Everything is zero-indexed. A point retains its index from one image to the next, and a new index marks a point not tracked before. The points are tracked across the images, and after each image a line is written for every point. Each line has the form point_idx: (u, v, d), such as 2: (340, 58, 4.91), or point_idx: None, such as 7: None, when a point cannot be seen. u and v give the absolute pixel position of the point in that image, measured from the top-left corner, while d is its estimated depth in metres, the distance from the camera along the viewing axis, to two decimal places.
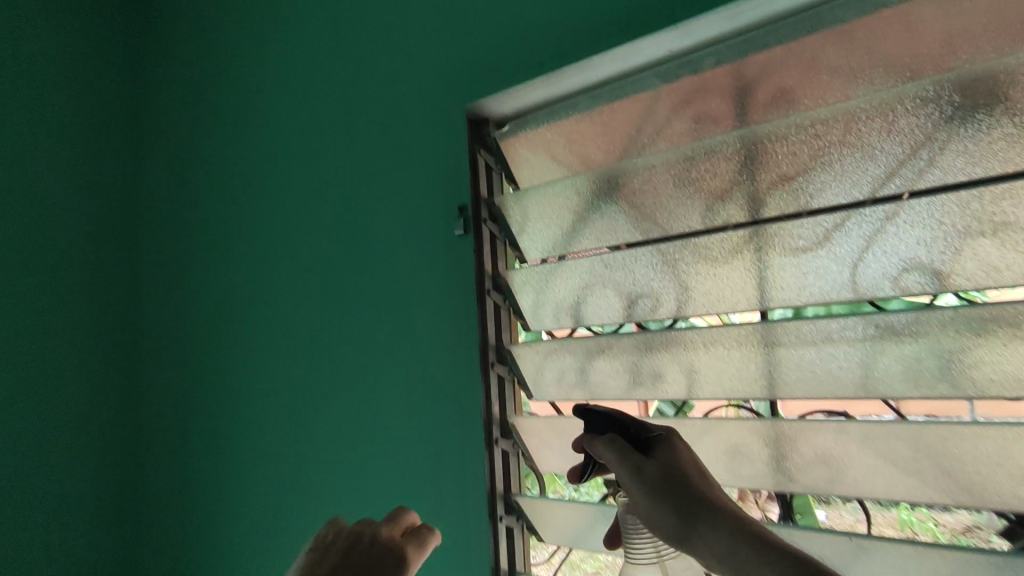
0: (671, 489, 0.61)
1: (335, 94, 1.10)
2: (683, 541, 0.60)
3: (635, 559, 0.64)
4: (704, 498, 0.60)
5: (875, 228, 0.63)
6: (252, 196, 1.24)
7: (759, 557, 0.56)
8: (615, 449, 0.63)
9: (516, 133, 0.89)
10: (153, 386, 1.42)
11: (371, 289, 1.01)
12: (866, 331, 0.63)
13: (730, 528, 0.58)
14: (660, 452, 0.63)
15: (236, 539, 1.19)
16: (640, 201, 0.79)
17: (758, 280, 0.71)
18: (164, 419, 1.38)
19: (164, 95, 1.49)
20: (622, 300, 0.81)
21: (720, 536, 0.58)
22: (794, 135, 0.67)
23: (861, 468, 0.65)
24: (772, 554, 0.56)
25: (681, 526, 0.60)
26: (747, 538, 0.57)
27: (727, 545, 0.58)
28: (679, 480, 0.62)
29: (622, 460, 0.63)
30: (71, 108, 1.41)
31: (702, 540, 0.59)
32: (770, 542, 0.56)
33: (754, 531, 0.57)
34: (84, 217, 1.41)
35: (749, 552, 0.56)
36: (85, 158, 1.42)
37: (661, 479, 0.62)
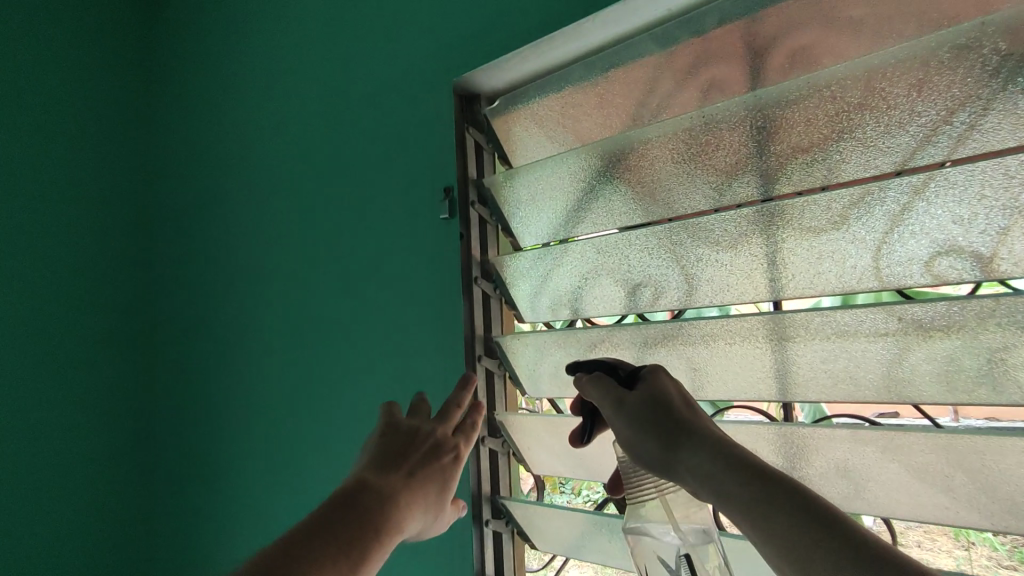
0: (650, 417, 0.53)
1: (326, 75, 1.05)
2: (663, 472, 0.52)
3: (632, 498, 0.56)
4: (689, 427, 0.52)
5: (903, 203, 0.54)
6: (253, 180, 1.20)
7: (743, 486, 0.47)
8: (594, 380, 0.57)
9: (504, 108, 0.82)
10: (164, 382, 1.40)
11: (361, 277, 0.96)
12: (887, 324, 0.54)
13: (712, 456, 0.50)
14: (645, 381, 0.56)
15: (239, 533, 1.15)
16: (638, 181, 0.71)
17: (769, 267, 0.62)
18: (173, 416, 1.36)
19: (173, 87, 1.47)
20: (622, 289, 0.73)
21: (701, 466, 0.50)
22: (808, 98, 0.58)
23: (885, 482, 0.57)
24: (758, 484, 0.47)
25: (661, 456, 0.52)
26: (729, 468, 0.49)
27: (709, 476, 0.49)
28: (662, 409, 0.54)
29: (602, 391, 0.56)
30: (77, 101, 1.39)
31: (683, 471, 0.51)
32: (757, 470, 0.48)
33: (741, 460, 0.49)
34: (94, 210, 1.39)
35: (730, 480, 0.48)
36: (91, 150, 1.40)
37: (645, 408, 0.54)
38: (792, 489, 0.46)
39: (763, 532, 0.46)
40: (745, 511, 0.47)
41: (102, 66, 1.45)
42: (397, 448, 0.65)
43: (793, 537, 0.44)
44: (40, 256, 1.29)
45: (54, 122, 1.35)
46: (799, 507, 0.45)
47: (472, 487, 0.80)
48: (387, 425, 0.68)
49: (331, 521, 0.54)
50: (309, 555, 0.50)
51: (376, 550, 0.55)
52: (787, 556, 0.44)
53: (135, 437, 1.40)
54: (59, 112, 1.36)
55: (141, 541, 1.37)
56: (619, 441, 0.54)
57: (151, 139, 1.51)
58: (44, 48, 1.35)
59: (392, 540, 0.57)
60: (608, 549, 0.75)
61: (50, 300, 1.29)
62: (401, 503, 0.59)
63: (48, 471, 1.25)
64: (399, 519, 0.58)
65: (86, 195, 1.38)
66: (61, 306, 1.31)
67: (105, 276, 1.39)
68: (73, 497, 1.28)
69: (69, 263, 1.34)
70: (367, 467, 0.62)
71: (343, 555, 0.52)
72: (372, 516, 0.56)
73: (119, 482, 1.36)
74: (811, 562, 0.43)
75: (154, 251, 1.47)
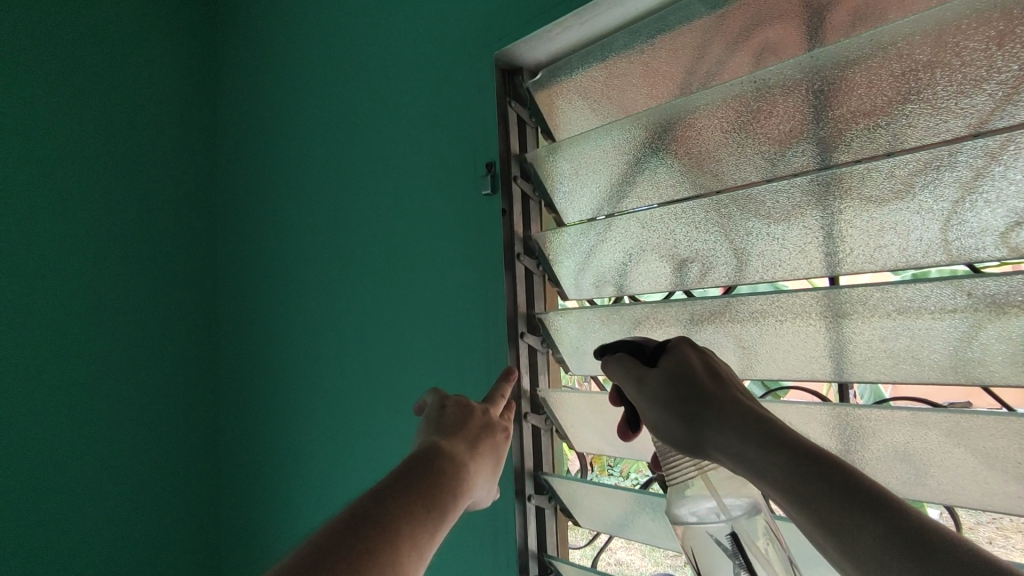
0: (675, 395, 0.52)
1: (371, 56, 1.06)
2: (693, 451, 0.51)
3: (672, 480, 0.54)
4: (714, 402, 0.50)
5: (977, 167, 0.49)
6: (305, 158, 1.24)
7: (776, 465, 0.45)
8: (617, 360, 0.56)
9: (548, 81, 0.81)
10: (229, 359, 1.48)
11: (406, 253, 0.98)
12: (956, 299, 0.50)
13: (740, 434, 0.48)
14: (667, 357, 0.54)
15: (296, 497, 1.21)
16: (683, 151, 0.68)
17: (824, 240, 0.59)
18: (240, 391, 1.44)
19: (232, 76, 1.52)
20: (669, 265, 0.71)
21: (731, 444, 0.48)
22: (872, 57, 0.54)
23: (948, 467, 0.54)
24: (789, 463, 0.45)
25: (689, 435, 0.51)
26: (762, 445, 0.46)
27: (740, 455, 0.48)
28: (686, 385, 0.52)
29: (623, 373, 0.56)
30: (145, 94, 1.47)
31: (714, 449, 0.50)
32: (789, 447, 0.45)
33: (770, 436, 0.46)
34: (164, 198, 1.48)
35: (763, 458, 0.46)
36: (159, 141, 1.48)
37: (668, 386, 0.52)
38: (830, 467, 0.43)
39: (802, 510, 0.44)
40: (782, 490, 0.45)
41: (167, 59, 1.52)
42: (458, 420, 0.66)
43: (831, 519, 0.42)
44: (114, 243, 1.38)
45: (125, 116, 1.43)
46: (838, 487, 0.42)
47: (515, 462, 0.81)
48: (445, 399, 0.69)
49: (407, 481, 0.55)
50: (389, 508, 0.51)
51: (450, 510, 0.56)
52: (827, 534, 0.42)
53: (202, 404, 1.49)
54: (129, 106, 1.44)
55: (212, 502, 1.48)
56: (648, 423, 0.53)
57: (214, 124, 1.58)
58: (114, 44, 1.43)
59: (463, 501, 0.59)
60: (652, 528, 0.74)
61: (124, 283, 1.39)
62: (470, 469, 0.61)
63: (126, 438, 1.36)
64: (468, 485, 0.60)
65: (154, 184, 1.46)
66: (135, 289, 1.40)
67: (176, 260, 1.48)
68: (148, 457, 1.39)
69: (141, 249, 1.42)
70: (434, 435, 0.63)
71: (427, 511, 0.53)
72: (445, 480, 0.57)
73: (191, 452, 1.46)
74: (851, 545, 0.41)
75: (217, 231, 1.55)
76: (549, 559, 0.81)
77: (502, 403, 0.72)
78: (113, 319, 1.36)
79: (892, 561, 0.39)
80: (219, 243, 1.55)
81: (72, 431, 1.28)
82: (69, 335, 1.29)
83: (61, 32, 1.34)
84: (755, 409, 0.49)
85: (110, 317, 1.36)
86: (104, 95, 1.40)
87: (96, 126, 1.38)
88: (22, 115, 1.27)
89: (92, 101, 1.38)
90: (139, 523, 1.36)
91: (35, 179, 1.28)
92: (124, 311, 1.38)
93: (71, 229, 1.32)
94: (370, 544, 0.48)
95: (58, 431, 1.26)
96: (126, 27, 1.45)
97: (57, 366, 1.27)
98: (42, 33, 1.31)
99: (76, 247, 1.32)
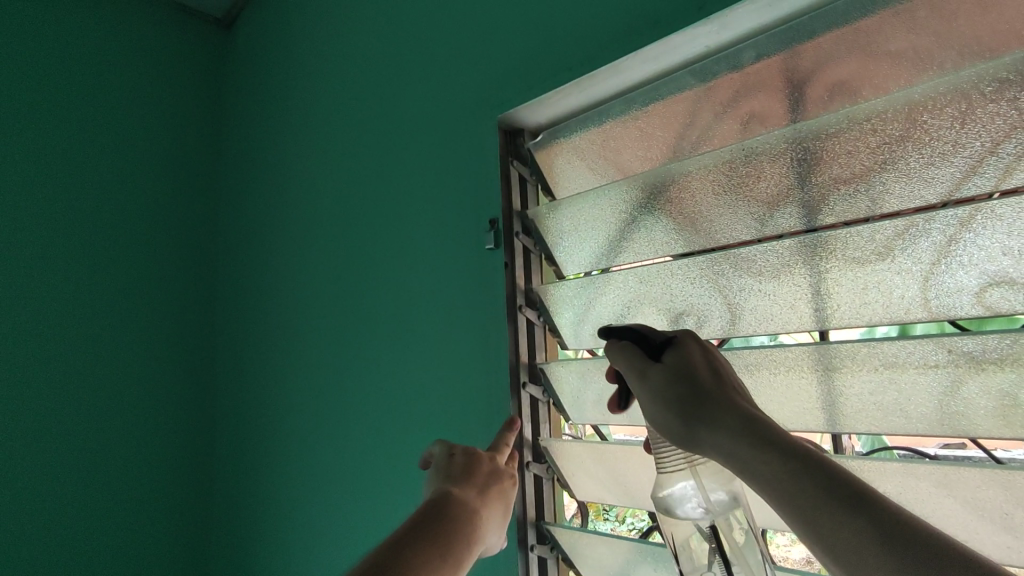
0: (673, 391, 0.53)
1: (375, 118, 1.12)
2: (686, 444, 0.52)
3: (663, 466, 0.55)
4: (712, 400, 0.51)
5: (949, 234, 0.53)
6: (307, 207, 1.29)
7: (767, 463, 0.46)
8: (621, 348, 0.57)
9: (549, 143, 0.86)
10: (224, 409, 1.54)
11: (406, 302, 1.00)
12: (938, 356, 0.53)
13: (732, 433, 0.49)
14: (669, 352, 0.55)
15: (288, 538, 1.22)
16: (678, 212, 0.72)
17: (812, 297, 0.62)
18: (231, 442, 1.48)
19: (238, 142, 1.64)
20: (664, 317, 0.74)
21: (723, 442, 0.49)
22: (848, 130, 0.58)
23: (941, 518, 0.55)
24: (778, 461, 0.46)
25: (682, 430, 0.52)
26: (754, 444, 0.47)
27: (730, 453, 0.49)
28: (685, 381, 0.53)
29: (626, 362, 0.57)
30: (151, 164, 1.61)
31: (705, 445, 0.51)
32: (783, 446, 0.47)
33: (761, 435, 0.48)
34: (164, 258, 1.58)
35: (755, 456, 0.47)
36: (161, 205, 1.60)
37: (668, 381, 0.54)
38: (821, 467, 0.45)
39: (789, 507, 0.45)
40: (770, 486, 0.46)
41: (176, 120, 1.68)
42: (467, 467, 0.68)
43: (815, 514, 0.44)
44: (113, 301, 1.48)
45: (128, 184, 1.56)
46: (826, 487, 0.44)
47: (518, 511, 0.82)
48: (453, 448, 0.70)
49: (422, 529, 0.57)
50: (405, 557, 0.54)
51: (464, 559, 0.58)
52: (813, 531, 0.44)
53: (201, 438, 1.57)
54: (132, 175, 1.57)
55: (202, 534, 1.53)
56: (645, 414, 0.55)
57: (224, 175, 1.70)
58: (120, 121, 1.58)
59: (477, 548, 0.61)
60: None
61: (119, 339, 1.48)
62: (481, 517, 0.64)
63: (123, 467, 1.44)
64: (479, 531, 0.62)
65: (154, 245, 1.57)
66: (129, 344, 1.49)
67: (173, 315, 1.58)
68: (144, 488, 1.46)
69: (143, 290, 1.53)
70: (446, 483, 0.65)
71: (441, 558, 0.56)
72: (458, 526, 0.59)
73: (182, 500, 1.51)
74: (835, 541, 0.43)
75: (223, 274, 1.62)
76: None
77: (506, 452, 0.73)
78: (108, 373, 1.45)
79: (871, 555, 0.41)
80: (224, 285, 1.61)
81: (63, 482, 1.35)
82: (63, 389, 1.38)
83: (71, 113, 1.50)
84: (751, 411, 0.50)
85: (104, 371, 1.44)
86: (108, 165, 1.53)
87: (98, 195, 1.50)
88: (43, 171, 1.44)
89: (97, 173, 1.51)
90: (129, 553, 1.41)
91: (37, 246, 1.40)
92: (119, 364, 1.47)
93: (73, 290, 1.43)
94: None
95: (55, 458, 1.35)
96: (132, 104, 1.61)
97: (49, 420, 1.35)
98: (52, 115, 1.47)
99: (74, 306, 1.43)
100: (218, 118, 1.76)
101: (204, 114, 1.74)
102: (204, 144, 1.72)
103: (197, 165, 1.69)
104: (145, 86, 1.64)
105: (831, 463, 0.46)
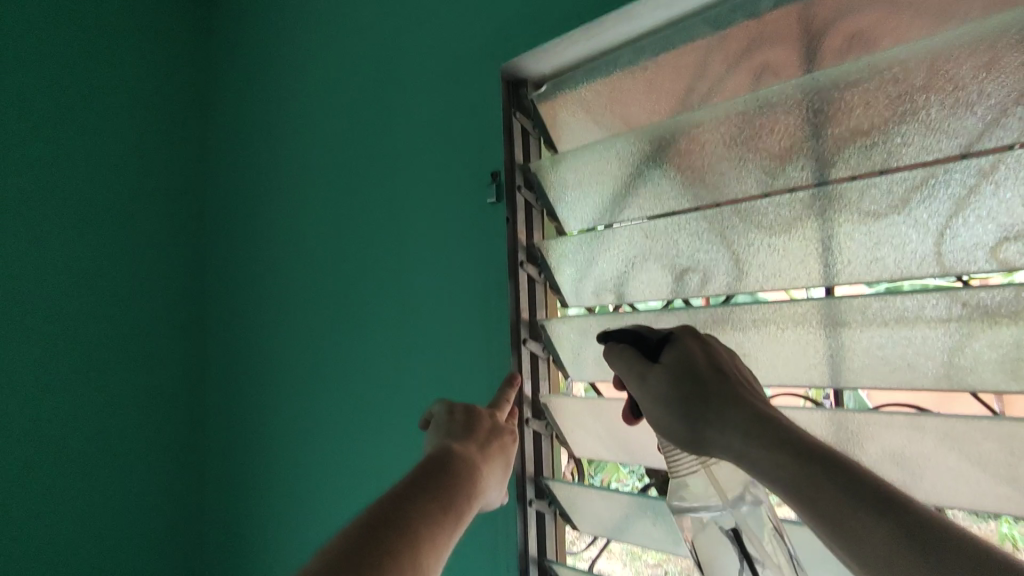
0: (676, 393, 0.52)
1: (372, 72, 1.08)
2: (695, 448, 0.51)
3: (675, 472, 0.55)
4: (718, 400, 0.50)
5: (969, 185, 0.52)
6: (304, 155, 1.24)
7: (782, 466, 0.45)
8: (620, 352, 0.57)
9: (553, 93, 0.83)
10: (216, 378, 1.48)
11: (405, 258, 0.99)
12: (950, 309, 0.53)
13: (742, 434, 0.48)
14: (669, 351, 0.54)
15: (291, 491, 1.21)
16: (686, 165, 0.70)
17: (822, 252, 0.61)
18: (226, 410, 1.44)
19: (227, 95, 1.56)
20: (668, 275, 0.73)
21: (734, 443, 0.48)
22: (870, 80, 0.57)
23: (942, 470, 0.56)
24: (793, 463, 0.45)
25: (690, 433, 0.51)
26: (767, 445, 0.46)
27: (741, 454, 0.48)
28: (688, 379, 0.52)
29: (625, 365, 0.56)
30: (137, 108, 1.49)
31: (716, 447, 0.50)
32: (796, 446, 0.46)
33: (771, 434, 0.47)
34: (153, 212, 1.49)
35: (768, 458, 0.46)
36: (148, 161, 1.49)
37: (670, 382, 0.52)
38: (838, 468, 0.44)
39: (807, 510, 0.44)
40: (786, 489, 0.45)
41: (159, 55, 1.55)
42: (467, 424, 0.68)
43: (838, 519, 0.42)
44: (101, 262, 1.38)
45: (113, 135, 1.43)
46: (846, 489, 0.42)
47: (517, 467, 0.82)
48: (452, 407, 0.70)
49: (423, 484, 0.56)
50: (407, 511, 0.52)
51: (465, 513, 0.57)
52: (835, 536, 0.42)
53: (195, 394, 1.51)
54: (116, 125, 1.44)
55: (198, 492, 1.49)
56: (650, 419, 0.54)
57: (212, 118, 1.59)
58: (101, 53, 1.44)
59: (478, 502, 0.60)
60: (652, 532, 0.75)
61: (108, 295, 1.39)
62: (483, 471, 0.63)
63: (116, 425, 1.37)
64: (481, 485, 0.61)
65: (142, 204, 1.47)
66: (119, 308, 1.40)
67: (163, 279, 1.49)
68: (137, 446, 1.40)
69: (131, 241, 1.44)
70: (448, 439, 0.65)
71: (443, 516, 0.54)
72: (460, 482, 0.59)
73: (176, 473, 1.46)
74: (858, 545, 0.41)
75: (216, 223, 1.53)
76: (549, 563, 0.82)
77: (507, 409, 0.73)
78: (96, 338, 1.36)
79: (900, 560, 0.39)
80: (217, 235, 1.52)
81: (52, 454, 1.26)
82: (47, 355, 1.28)
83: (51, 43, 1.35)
84: (761, 409, 0.49)
85: (92, 333, 1.35)
86: (92, 102, 1.40)
87: (81, 135, 1.38)
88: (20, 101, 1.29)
89: (79, 111, 1.38)
90: (123, 513, 1.36)
91: (12, 196, 1.26)
92: (108, 330, 1.38)
93: (57, 249, 1.32)
94: (391, 541, 0.48)
95: (45, 415, 1.26)
96: (112, 45, 1.46)
97: (32, 389, 1.25)
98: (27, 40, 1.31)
99: (60, 259, 1.32)
100: (205, 54, 1.64)
101: (189, 62, 1.61)
102: (194, 88, 1.61)
103: (185, 107, 1.58)
104: (125, 17, 1.49)
105: (848, 463, 0.44)
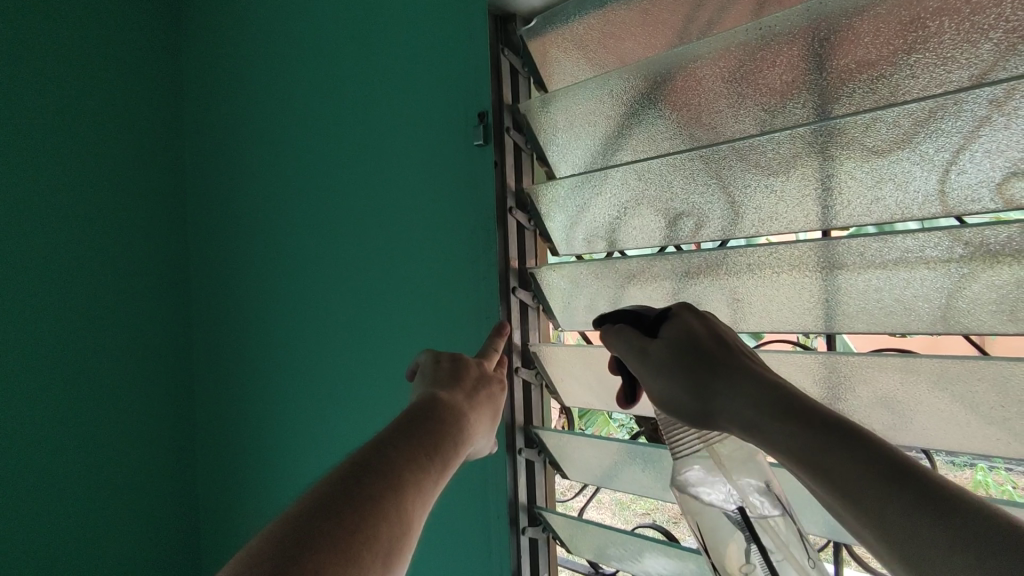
0: (680, 366, 0.51)
1: (354, 9, 1.01)
2: (703, 423, 0.50)
3: (678, 453, 0.53)
4: (725, 370, 0.49)
5: (979, 117, 0.50)
6: (284, 98, 1.18)
7: (795, 434, 0.43)
8: (618, 330, 0.55)
9: (544, 30, 0.77)
10: (202, 335, 1.46)
11: (390, 205, 0.95)
12: (952, 250, 0.51)
13: (753, 403, 0.46)
14: (668, 326, 0.53)
15: (279, 444, 1.20)
16: (684, 105, 0.66)
17: (820, 193, 0.59)
18: (213, 368, 1.42)
19: (202, 32, 1.46)
20: (662, 220, 0.71)
21: (745, 412, 0.47)
22: (881, 5, 0.53)
23: (930, 413, 0.56)
24: (808, 431, 0.43)
25: (697, 406, 0.50)
26: (778, 413, 0.45)
27: (751, 424, 0.46)
28: (690, 352, 0.51)
29: (625, 345, 0.55)
30: (106, 45, 1.39)
31: (725, 419, 0.48)
32: (808, 414, 0.44)
33: (784, 404, 0.45)
34: (129, 158, 1.42)
35: (779, 426, 0.44)
36: (119, 106, 1.41)
37: (672, 357, 0.51)
38: (853, 435, 0.42)
39: (823, 480, 0.42)
40: (799, 459, 0.43)
41: None
42: (454, 371, 0.67)
43: (857, 489, 0.40)
44: (74, 212, 1.32)
45: (79, 78, 1.34)
46: (861, 456, 0.40)
47: (507, 417, 0.81)
48: (440, 355, 0.69)
49: (409, 432, 0.55)
50: (390, 457, 0.51)
51: (451, 461, 0.56)
52: (853, 504, 0.40)
53: (182, 346, 1.50)
54: (82, 68, 1.34)
55: (190, 442, 1.50)
56: (653, 397, 0.52)
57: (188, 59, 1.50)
58: None
59: (464, 450, 0.59)
60: (640, 479, 0.75)
61: (84, 246, 1.33)
62: (470, 417, 0.62)
63: (100, 378, 1.35)
64: (468, 433, 0.60)
65: (115, 153, 1.40)
66: (95, 266, 1.35)
67: (143, 229, 1.44)
68: (123, 400, 1.38)
69: (107, 189, 1.38)
70: (435, 387, 0.63)
71: (428, 463, 0.53)
72: (446, 428, 0.58)
73: (164, 430, 1.45)
74: (878, 514, 0.39)
75: (195, 171, 1.48)
76: (538, 510, 0.82)
77: (495, 358, 0.72)
78: (73, 294, 1.31)
79: (924, 528, 0.36)
80: (197, 185, 1.48)
81: (31, 417, 1.24)
82: (20, 312, 1.24)
83: None
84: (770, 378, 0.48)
85: (70, 285, 1.31)
86: (58, 39, 1.31)
87: (46, 75, 1.29)
88: None
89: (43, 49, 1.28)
90: (112, 464, 1.36)
91: None
92: (86, 282, 1.33)
93: (26, 198, 1.25)
94: (374, 488, 0.47)
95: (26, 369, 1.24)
96: None
97: (5, 350, 1.21)
98: None
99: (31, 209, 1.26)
100: None
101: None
102: (167, 22, 1.50)
103: (157, 45, 1.48)
104: None
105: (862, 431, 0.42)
